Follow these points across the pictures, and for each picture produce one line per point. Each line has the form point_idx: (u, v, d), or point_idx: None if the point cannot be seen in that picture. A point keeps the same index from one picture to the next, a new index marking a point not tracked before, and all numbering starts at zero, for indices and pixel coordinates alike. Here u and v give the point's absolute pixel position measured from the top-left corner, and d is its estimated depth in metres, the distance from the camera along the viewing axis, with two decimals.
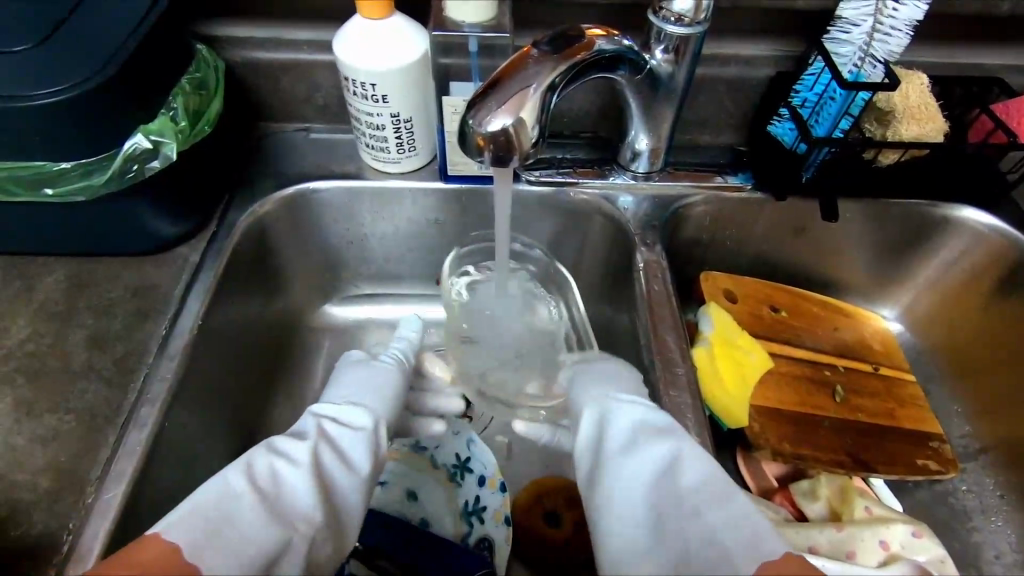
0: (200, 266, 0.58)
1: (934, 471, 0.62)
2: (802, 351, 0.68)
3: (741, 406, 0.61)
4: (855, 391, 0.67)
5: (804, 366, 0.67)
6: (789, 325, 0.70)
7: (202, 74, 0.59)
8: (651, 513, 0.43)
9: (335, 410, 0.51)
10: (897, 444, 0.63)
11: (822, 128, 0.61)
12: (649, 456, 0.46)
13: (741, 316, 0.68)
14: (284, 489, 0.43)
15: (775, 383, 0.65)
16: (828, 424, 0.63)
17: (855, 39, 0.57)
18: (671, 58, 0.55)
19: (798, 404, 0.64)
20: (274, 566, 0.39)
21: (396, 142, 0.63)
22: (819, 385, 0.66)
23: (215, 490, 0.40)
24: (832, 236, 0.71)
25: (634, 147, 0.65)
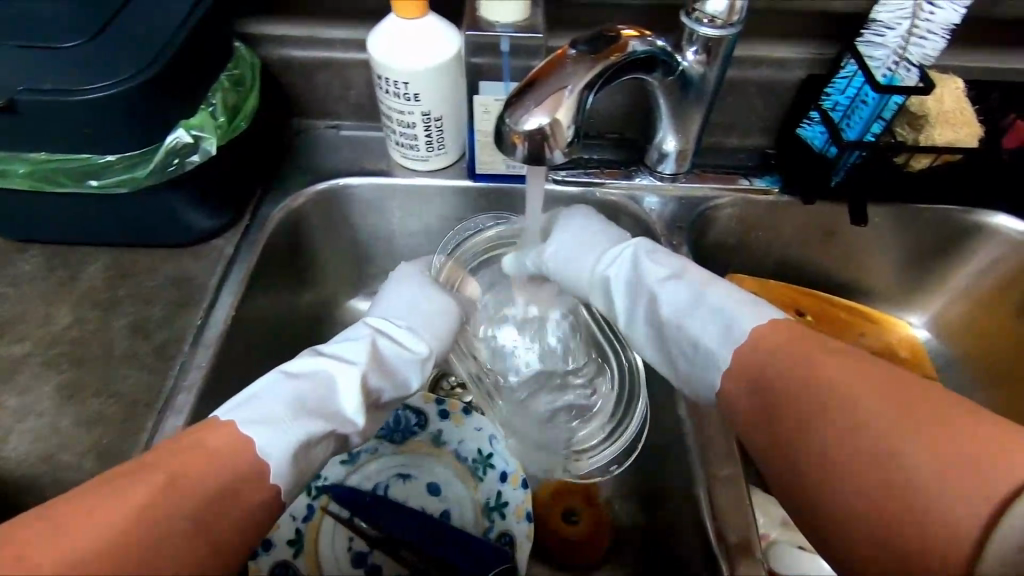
0: (235, 258, 0.60)
1: None
2: None
3: None
4: None
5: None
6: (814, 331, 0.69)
7: (240, 71, 0.61)
8: (675, 339, 0.52)
9: (390, 326, 0.54)
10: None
11: (853, 132, 0.61)
12: (677, 266, 0.54)
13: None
14: (327, 392, 0.48)
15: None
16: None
17: (890, 42, 0.56)
18: (702, 59, 0.55)
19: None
20: (311, 449, 0.44)
21: (426, 140, 0.64)
22: None
23: (270, 386, 0.46)
24: (860, 241, 0.71)
25: (661, 149, 0.65)
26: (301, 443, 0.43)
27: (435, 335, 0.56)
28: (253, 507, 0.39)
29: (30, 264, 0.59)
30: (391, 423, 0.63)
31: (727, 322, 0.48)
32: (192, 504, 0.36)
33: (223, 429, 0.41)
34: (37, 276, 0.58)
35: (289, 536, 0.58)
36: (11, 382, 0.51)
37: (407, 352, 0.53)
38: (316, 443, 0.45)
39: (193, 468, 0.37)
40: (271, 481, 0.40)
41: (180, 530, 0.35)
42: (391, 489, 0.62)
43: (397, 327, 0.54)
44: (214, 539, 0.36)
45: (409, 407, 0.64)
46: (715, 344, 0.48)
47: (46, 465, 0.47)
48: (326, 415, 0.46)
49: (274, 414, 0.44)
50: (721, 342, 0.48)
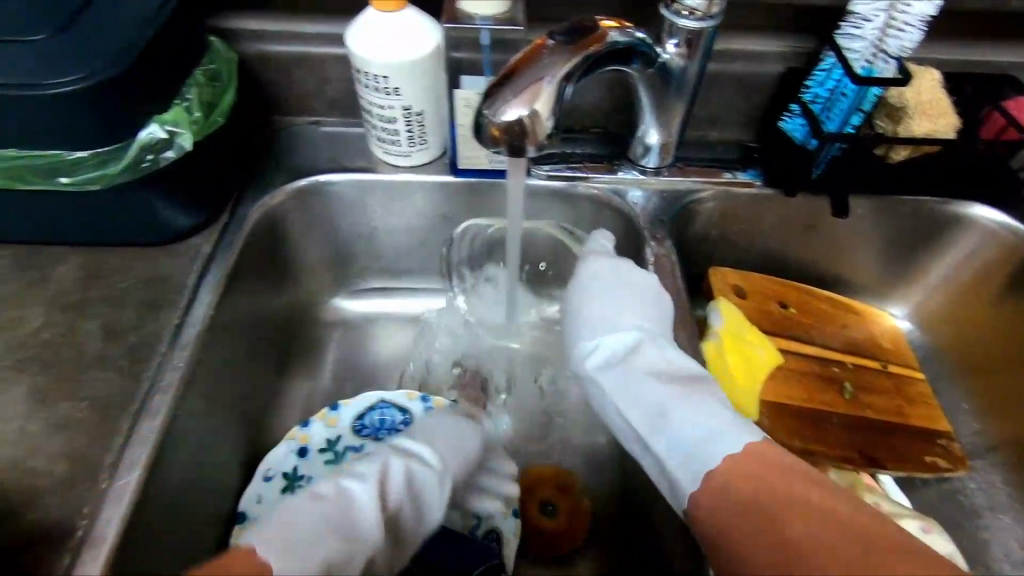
0: (212, 257, 0.59)
1: (942, 468, 0.62)
2: (809, 348, 0.68)
3: (749, 398, 0.61)
4: (862, 387, 0.66)
5: (814, 364, 0.67)
6: (797, 322, 0.69)
7: (215, 67, 0.60)
8: (654, 433, 0.47)
9: (417, 446, 0.54)
10: (908, 441, 0.64)
11: (833, 124, 0.62)
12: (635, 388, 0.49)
13: (752, 312, 0.68)
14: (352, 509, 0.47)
15: (782, 379, 0.64)
16: (837, 421, 0.63)
17: (868, 34, 0.56)
18: (683, 51, 0.55)
19: (806, 400, 0.63)
20: (342, 563, 0.44)
21: (407, 135, 0.63)
22: (828, 382, 0.66)
23: (295, 502, 0.46)
24: (842, 233, 0.71)
25: (644, 142, 0.65)
26: (316, 561, 0.42)
27: (450, 440, 0.56)
28: None
29: None
30: (375, 422, 0.64)
31: (716, 434, 0.43)
32: None
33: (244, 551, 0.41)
34: (7, 278, 0.57)
35: None
36: None
37: (426, 466, 0.53)
38: (347, 562, 0.44)
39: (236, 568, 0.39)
40: None
41: None
42: None
43: (419, 451, 0.54)
44: None
45: (394, 405, 0.65)
46: (697, 450, 0.44)
47: (15, 471, 0.45)
48: (355, 533, 0.46)
49: (298, 522, 0.44)
50: (701, 450, 0.43)
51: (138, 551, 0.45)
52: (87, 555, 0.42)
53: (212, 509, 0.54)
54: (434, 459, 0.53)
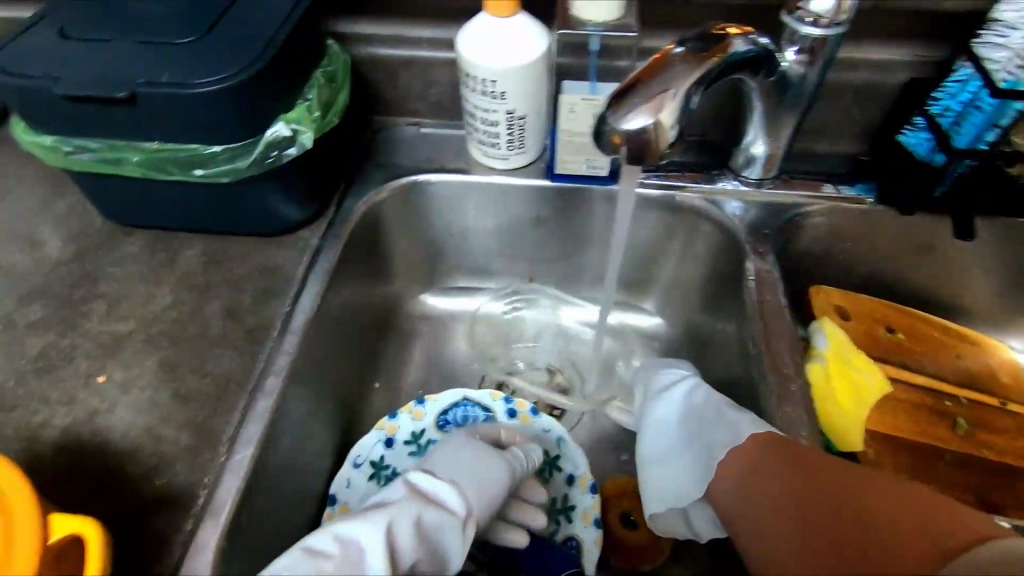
0: (320, 248, 0.62)
1: None
2: (918, 378, 0.63)
3: (852, 425, 0.57)
4: (979, 424, 0.61)
5: (922, 395, 0.62)
6: (905, 350, 0.65)
7: (333, 68, 0.62)
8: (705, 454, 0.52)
9: (432, 483, 0.49)
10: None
11: (963, 140, 0.57)
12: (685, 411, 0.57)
13: (855, 336, 0.64)
14: (357, 561, 0.42)
15: (885, 408, 0.59)
16: (948, 459, 0.58)
17: (1014, 44, 0.52)
18: (804, 59, 0.53)
19: (914, 434, 0.59)
20: None
21: (508, 138, 0.64)
22: (938, 415, 0.61)
23: (287, 564, 0.41)
24: (962, 256, 0.66)
25: (748, 152, 0.63)
26: None
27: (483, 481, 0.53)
28: None
29: (134, 247, 0.63)
30: (459, 419, 0.65)
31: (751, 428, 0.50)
32: None
33: None
34: (141, 259, 0.62)
35: None
36: (117, 357, 0.55)
37: (448, 513, 0.47)
38: None
39: None
40: None
41: None
42: None
43: (439, 488, 0.48)
44: None
45: (477, 404, 0.66)
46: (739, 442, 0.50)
47: (146, 437, 0.49)
48: None
49: None
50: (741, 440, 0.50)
51: (249, 523, 0.47)
52: (209, 521, 0.45)
53: (308, 489, 0.57)
54: (464, 507, 0.48)
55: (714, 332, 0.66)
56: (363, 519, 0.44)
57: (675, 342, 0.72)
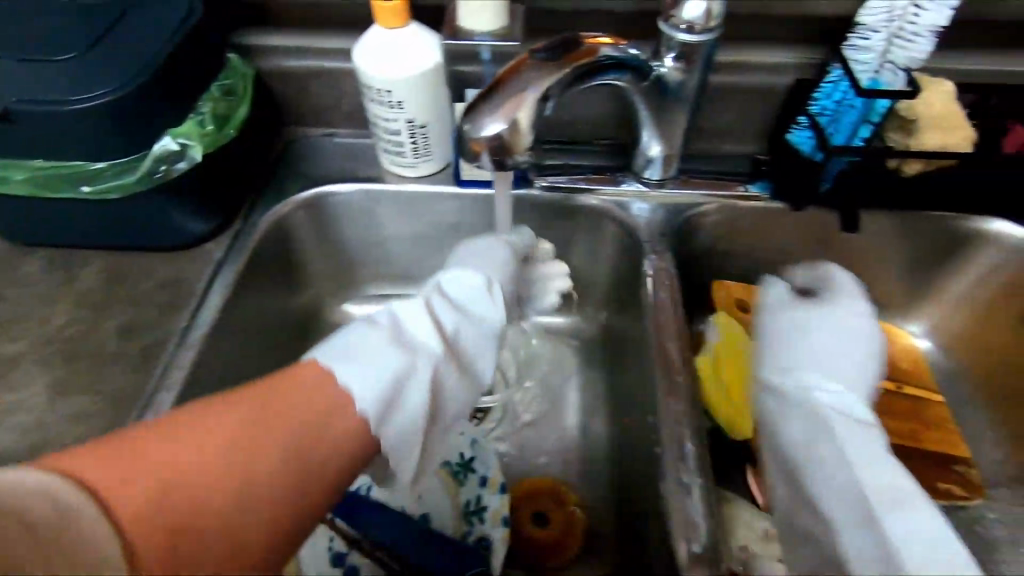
0: (223, 261, 0.62)
1: (957, 496, 0.59)
2: None
3: (744, 414, 0.59)
4: (874, 409, 0.64)
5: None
6: None
7: (232, 82, 0.63)
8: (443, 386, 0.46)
9: (456, 284, 0.54)
10: (917, 467, 0.61)
11: (840, 137, 0.60)
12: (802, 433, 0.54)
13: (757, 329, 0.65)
14: (401, 333, 0.46)
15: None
16: None
17: (876, 46, 0.55)
18: (681, 66, 0.55)
19: None
20: (401, 393, 0.42)
21: (412, 146, 0.64)
22: None
23: (344, 336, 0.44)
24: (857, 248, 0.69)
25: (646, 154, 0.65)
26: (389, 391, 0.41)
27: (488, 264, 0.57)
28: (336, 460, 0.36)
29: (33, 267, 0.62)
30: None
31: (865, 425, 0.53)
32: (270, 463, 0.34)
33: (305, 371, 0.39)
34: (40, 278, 0.61)
35: None
36: (8, 379, 0.54)
37: (482, 314, 0.52)
38: (410, 383, 0.43)
39: (284, 399, 0.36)
40: (358, 411, 0.38)
41: (274, 473, 0.34)
42: (373, 490, 0.63)
43: (466, 282, 0.54)
44: (252, 504, 0.32)
45: None
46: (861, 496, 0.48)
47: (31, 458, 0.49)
48: (414, 354, 0.45)
49: (357, 347, 0.43)
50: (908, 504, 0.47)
51: None
52: None
53: None
54: (492, 279, 0.55)
55: (623, 330, 0.68)
56: (398, 319, 0.48)
57: (592, 341, 0.74)
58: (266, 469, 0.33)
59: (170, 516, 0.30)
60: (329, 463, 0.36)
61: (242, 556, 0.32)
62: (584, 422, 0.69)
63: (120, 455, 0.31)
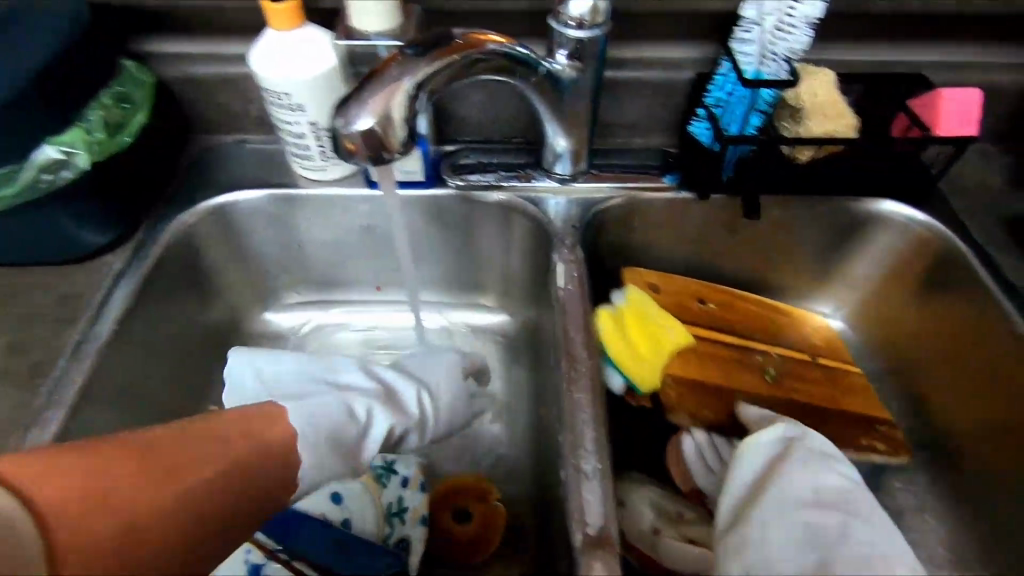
0: (122, 272, 0.60)
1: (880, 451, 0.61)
2: (730, 338, 0.68)
3: (649, 371, 0.62)
4: (788, 375, 0.66)
5: (732, 350, 0.66)
6: (719, 317, 0.69)
7: (126, 89, 0.61)
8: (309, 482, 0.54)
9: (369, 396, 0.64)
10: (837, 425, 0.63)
11: (734, 127, 0.63)
12: (821, 479, 0.51)
13: (671, 298, 0.68)
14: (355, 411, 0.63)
15: (693, 360, 0.64)
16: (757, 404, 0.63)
17: (758, 37, 0.58)
18: (575, 64, 0.56)
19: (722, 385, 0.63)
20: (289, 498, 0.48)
21: (319, 149, 0.64)
22: (749, 368, 0.65)
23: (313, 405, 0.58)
24: (764, 234, 0.71)
25: (554, 149, 0.66)
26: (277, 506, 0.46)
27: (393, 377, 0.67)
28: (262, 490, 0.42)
29: None
30: None
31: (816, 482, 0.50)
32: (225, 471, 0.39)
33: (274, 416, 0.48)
34: None
35: None
36: None
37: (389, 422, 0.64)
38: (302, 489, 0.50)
39: (243, 426, 0.44)
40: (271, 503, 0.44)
41: (222, 485, 0.39)
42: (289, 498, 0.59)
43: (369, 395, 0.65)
44: (211, 502, 0.37)
45: None
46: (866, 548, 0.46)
47: None
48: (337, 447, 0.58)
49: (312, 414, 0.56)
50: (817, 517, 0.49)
51: None
52: None
53: None
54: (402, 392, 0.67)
55: (542, 324, 0.69)
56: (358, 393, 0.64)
57: (516, 338, 0.74)
58: (217, 482, 0.38)
59: (133, 508, 0.33)
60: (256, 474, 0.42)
61: (180, 545, 0.35)
62: (508, 419, 0.70)
63: (70, 459, 0.34)
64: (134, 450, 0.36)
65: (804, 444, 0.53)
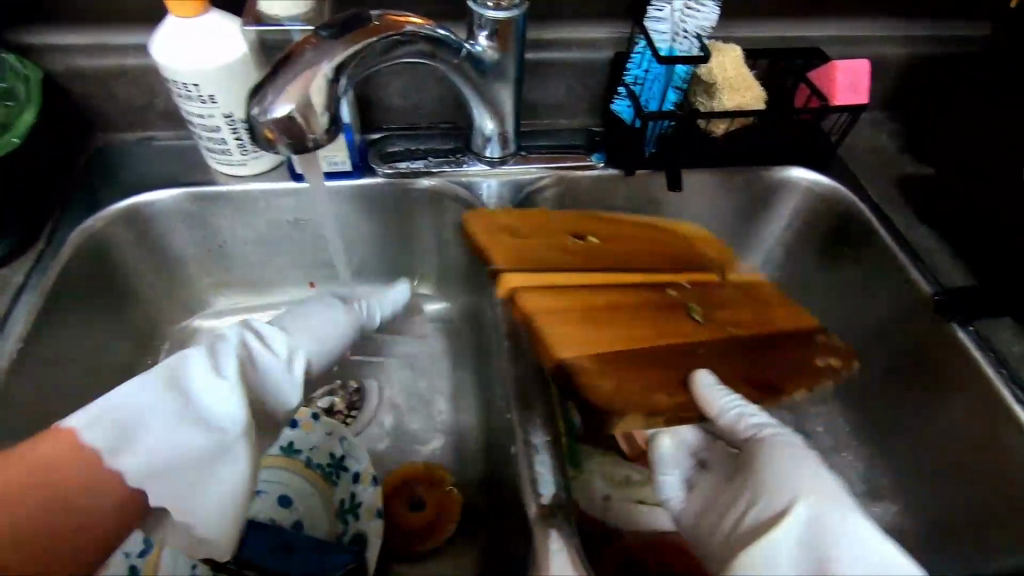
0: (23, 287, 0.55)
1: (837, 367, 0.55)
2: (636, 277, 0.59)
3: None
4: (710, 306, 0.58)
5: (645, 292, 0.57)
6: (601, 250, 0.60)
7: (7, 85, 0.56)
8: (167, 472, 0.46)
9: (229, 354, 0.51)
10: (777, 359, 0.56)
11: (653, 104, 0.65)
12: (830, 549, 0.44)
13: (497, 241, 0.58)
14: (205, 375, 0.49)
15: (607, 316, 0.54)
16: (703, 350, 0.54)
17: (670, 16, 0.60)
18: (495, 45, 0.57)
19: (660, 338, 0.54)
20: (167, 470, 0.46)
21: (237, 143, 0.61)
22: (670, 309, 0.57)
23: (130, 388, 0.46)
24: (688, 206, 0.75)
25: (482, 133, 0.66)
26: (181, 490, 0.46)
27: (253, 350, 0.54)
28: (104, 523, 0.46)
29: None
30: None
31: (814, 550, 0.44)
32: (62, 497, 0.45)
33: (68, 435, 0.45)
34: None
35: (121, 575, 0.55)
36: None
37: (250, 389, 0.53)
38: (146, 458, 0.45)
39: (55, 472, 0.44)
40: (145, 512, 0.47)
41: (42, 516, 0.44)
42: (239, 506, 0.60)
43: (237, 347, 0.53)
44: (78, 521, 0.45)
45: None
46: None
47: None
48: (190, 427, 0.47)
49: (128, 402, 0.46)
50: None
51: None
52: None
53: None
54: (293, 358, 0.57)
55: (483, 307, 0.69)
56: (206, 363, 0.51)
57: (458, 323, 0.75)
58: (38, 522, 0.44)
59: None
60: (79, 508, 0.45)
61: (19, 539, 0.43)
62: (456, 403, 0.70)
63: None
64: (66, 471, 0.45)
65: (796, 518, 0.46)
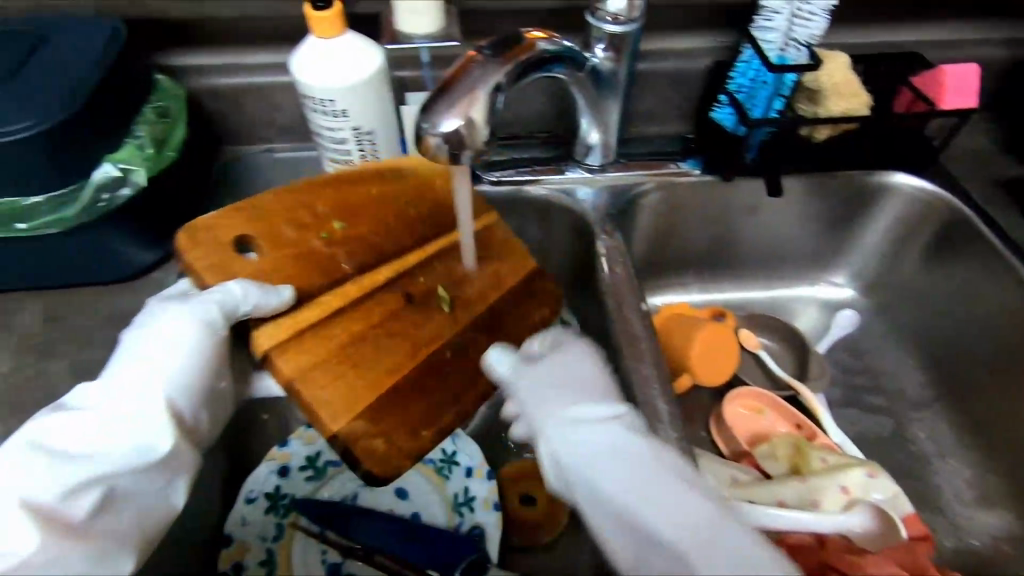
0: (175, 288, 0.60)
1: (550, 318, 0.60)
2: (379, 275, 0.58)
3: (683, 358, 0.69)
4: (464, 296, 0.59)
5: (377, 300, 0.56)
6: (349, 240, 0.59)
7: (165, 104, 0.61)
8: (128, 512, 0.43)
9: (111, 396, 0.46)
10: (527, 304, 0.60)
11: (758, 111, 0.66)
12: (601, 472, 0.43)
13: (203, 263, 0.54)
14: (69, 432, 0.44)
15: (367, 350, 0.54)
16: (449, 351, 0.55)
17: (780, 26, 0.61)
18: (611, 55, 0.59)
19: (400, 361, 0.54)
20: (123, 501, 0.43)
21: (361, 155, 0.64)
22: (420, 307, 0.57)
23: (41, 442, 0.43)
24: (783, 211, 0.75)
25: (586, 142, 0.69)
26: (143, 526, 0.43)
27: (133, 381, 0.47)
28: None
29: None
30: None
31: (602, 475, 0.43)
32: None
33: None
34: None
35: (259, 557, 0.59)
36: None
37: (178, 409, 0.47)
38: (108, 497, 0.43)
39: None
40: None
41: None
42: (361, 498, 0.63)
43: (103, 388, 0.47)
44: None
45: None
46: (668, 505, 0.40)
47: None
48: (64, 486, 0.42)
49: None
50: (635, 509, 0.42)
51: None
52: None
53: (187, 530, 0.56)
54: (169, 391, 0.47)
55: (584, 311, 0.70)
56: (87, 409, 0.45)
57: None
58: None
59: None
60: None
61: None
62: None
63: None
64: None
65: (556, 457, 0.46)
